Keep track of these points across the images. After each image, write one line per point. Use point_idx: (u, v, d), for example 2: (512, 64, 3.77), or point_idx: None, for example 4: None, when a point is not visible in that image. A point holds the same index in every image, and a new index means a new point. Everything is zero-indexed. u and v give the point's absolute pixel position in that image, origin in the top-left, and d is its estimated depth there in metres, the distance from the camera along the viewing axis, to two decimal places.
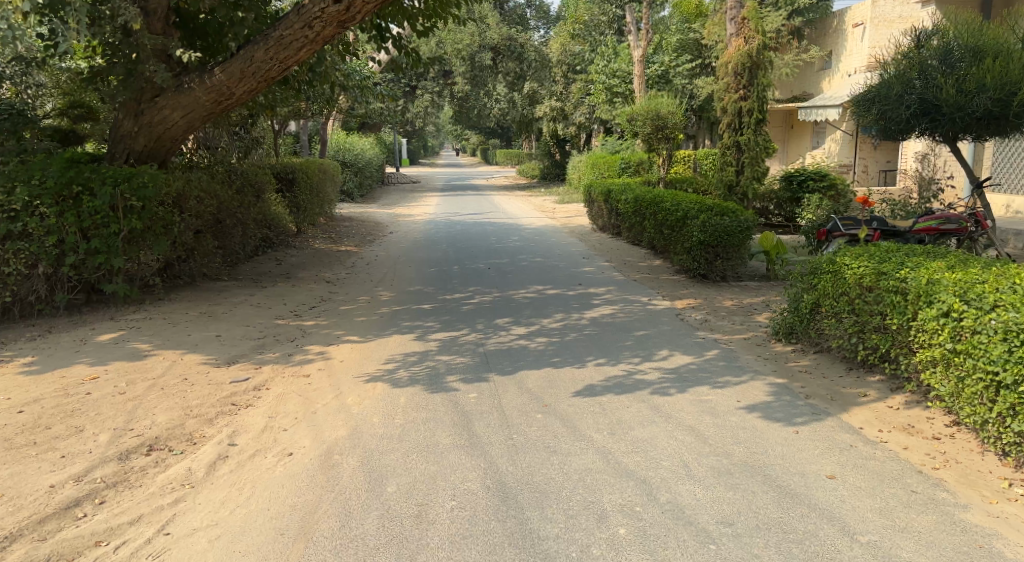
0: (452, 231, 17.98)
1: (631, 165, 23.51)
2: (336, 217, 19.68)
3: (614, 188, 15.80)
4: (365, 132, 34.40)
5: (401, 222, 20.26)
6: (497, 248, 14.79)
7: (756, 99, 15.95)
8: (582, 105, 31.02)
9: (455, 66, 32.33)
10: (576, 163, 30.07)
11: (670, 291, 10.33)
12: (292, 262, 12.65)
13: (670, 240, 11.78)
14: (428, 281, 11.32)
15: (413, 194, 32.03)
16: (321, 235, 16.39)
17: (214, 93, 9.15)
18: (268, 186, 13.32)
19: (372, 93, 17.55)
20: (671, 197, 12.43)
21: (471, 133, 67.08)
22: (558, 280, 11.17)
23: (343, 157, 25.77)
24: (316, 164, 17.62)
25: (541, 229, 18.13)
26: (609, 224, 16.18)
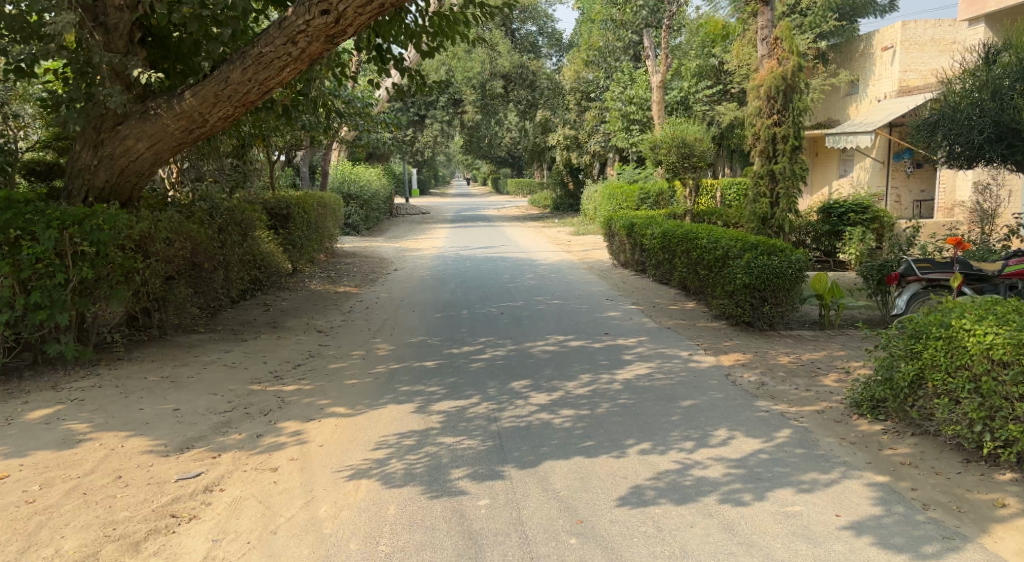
0: (462, 268, 16.70)
1: (651, 195, 22.49)
2: (337, 252, 18.44)
3: (637, 221, 14.48)
4: (372, 162, 33.33)
5: (406, 257, 19.00)
6: (510, 288, 13.45)
7: (791, 125, 14.69)
8: (597, 134, 29.78)
9: (465, 94, 31.28)
10: (591, 194, 28.84)
11: (711, 343, 8.95)
12: (282, 307, 11.36)
13: (706, 281, 10.41)
14: (433, 330, 9.98)
15: (422, 226, 30.84)
16: (318, 275, 15.11)
17: (184, 120, 7.93)
18: (256, 223, 12.06)
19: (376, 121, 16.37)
20: (706, 233, 11.10)
21: (483, 162, 66.13)
22: (580, 329, 9.79)
23: (347, 189, 24.63)
24: (314, 196, 16.37)
25: (558, 266, 16.80)
26: (631, 261, 14.85)
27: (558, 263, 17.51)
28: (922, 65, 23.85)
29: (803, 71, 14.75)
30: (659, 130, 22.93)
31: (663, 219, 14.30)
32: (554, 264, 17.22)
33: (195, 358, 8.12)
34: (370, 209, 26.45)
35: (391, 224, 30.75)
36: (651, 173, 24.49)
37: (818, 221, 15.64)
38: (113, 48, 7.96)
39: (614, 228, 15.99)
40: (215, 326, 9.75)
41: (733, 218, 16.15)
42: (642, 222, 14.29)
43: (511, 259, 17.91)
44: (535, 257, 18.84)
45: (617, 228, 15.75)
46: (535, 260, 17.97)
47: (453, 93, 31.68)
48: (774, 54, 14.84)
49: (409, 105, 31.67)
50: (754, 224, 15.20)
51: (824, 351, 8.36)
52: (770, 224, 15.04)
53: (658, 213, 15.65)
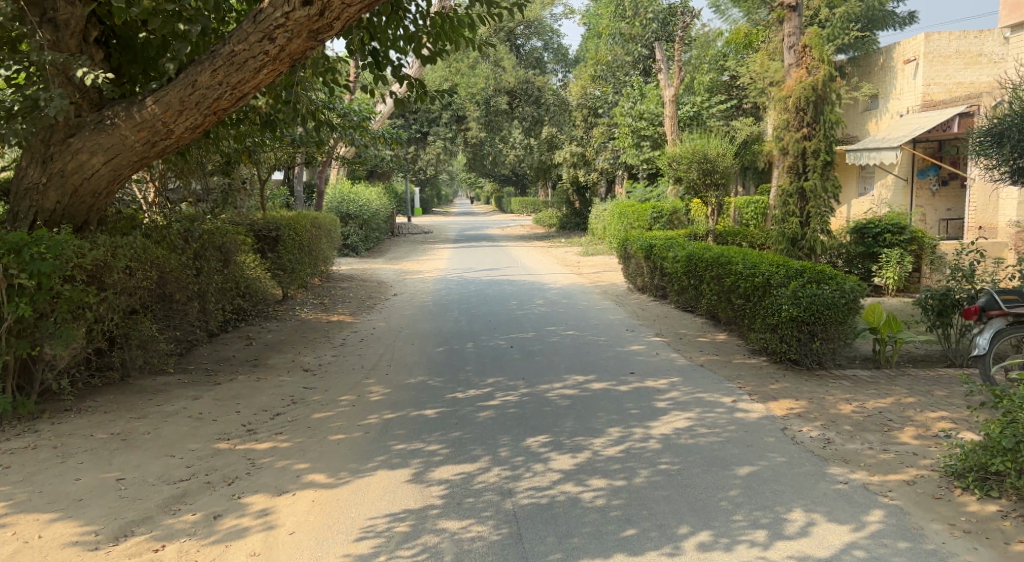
0: (466, 292, 15.56)
1: (663, 215, 21.28)
2: (333, 276, 17.32)
3: (655, 242, 13.34)
4: (373, 180, 32.30)
5: (407, 280, 17.87)
6: (519, 316, 12.31)
7: (823, 138, 13.56)
8: (605, 150, 28.71)
9: (468, 111, 30.28)
10: (599, 213, 27.72)
11: (755, 385, 7.77)
12: (267, 341, 10.20)
13: (744, 312, 9.26)
14: (436, 368, 8.84)
15: (424, 246, 29.76)
16: (311, 300, 13.98)
17: (145, 131, 6.81)
18: (240, 247, 10.93)
19: (374, 136, 15.28)
20: (738, 255, 9.95)
21: (487, 181, 65.14)
22: (601, 366, 8.62)
23: (346, 209, 23.55)
24: (306, 216, 15.24)
25: (570, 290, 15.65)
26: (650, 286, 13.71)
27: (569, 286, 16.36)
28: (947, 78, 22.73)
29: (835, 81, 13.66)
30: (673, 146, 21.85)
31: (685, 241, 13.17)
32: (565, 288, 16.08)
33: (157, 407, 6.97)
34: (370, 230, 25.37)
35: (392, 244, 29.65)
36: (664, 192, 23.39)
37: (850, 242, 14.49)
38: (63, 49, 6.85)
39: (629, 250, 14.84)
40: (187, 366, 8.61)
41: (759, 238, 15.01)
42: (662, 243, 13.15)
43: (519, 283, 16.77)
44: (544, 280, 17.70)
45: (632, 249, 14.60)
46: (545, 284, 16.82)
47: (456, 109, 30.67)
48: (803, 63, 13.77)
49: (411, 121, 30.67)
50: (782, 244, 14.07)
51: (890, 397, 7.20)
52: (800, 245, 13.90)
53: (677, 234, 14.52)
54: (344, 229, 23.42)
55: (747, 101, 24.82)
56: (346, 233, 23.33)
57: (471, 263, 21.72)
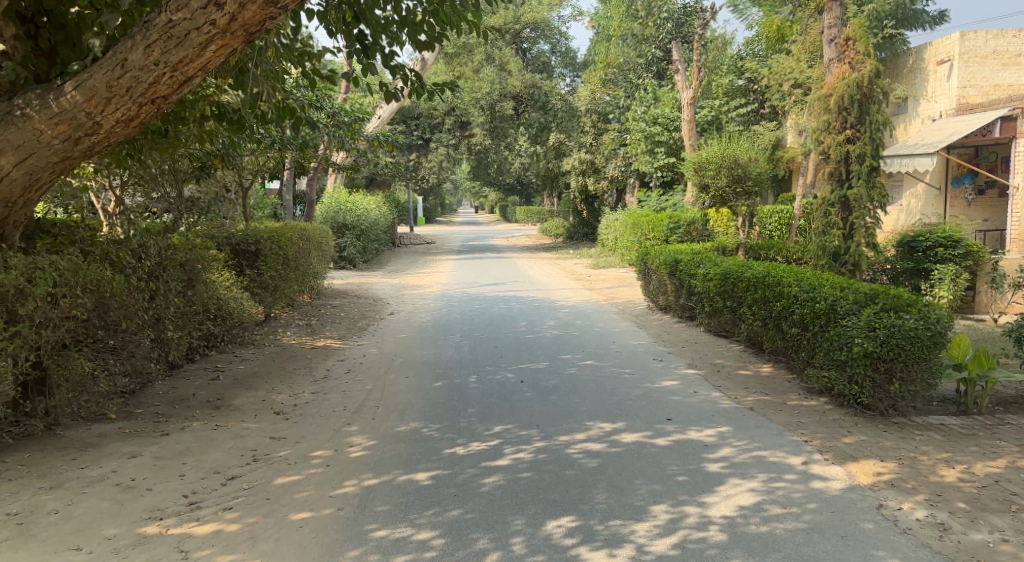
0: (470, 310, 14.16)
1: (681, 225, 19.92)
2: (325, 291, 15.92)
3: (680, 257, 11.88)
4: (373, 189, 30.91)
5: (406, 296, 16.47)
6: (529, 342, 10.85)
7: (869, 141, 12.15)
8: (616, 158, 27.22)
9: (473, 116, 28.91)
10: (609, 223, 26.30)
11: (824, 438, 6.35)
12: (237, 376, 8.77)
13: (798, 344, 7.86)
14: (435, 409, 7.41)
15: (427, 258, 28.34)
16: (296, 320, 12.56)
17: (65, 124, 5.38)
18: (209, 264, 9.52)
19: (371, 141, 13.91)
20: (790, 274, 8.52)
21: (491, 190, 63.70)
22: (632, 410, 7.19)
23: (344, 219, 22.17)
24: (294, 227, 13.82)
25: (585, 308, 14.22)
26: (674, 305, 12.26)
27: (582, 303, 14.94)
28: (983, 81, 21.33)
29: (881, 77, 12.26)
30: (691, 153, 20.45)
31: (714, 255, 11.74)
32: (579, 305, 14.62)
33: (79, 469, 5.55)
34: (368, 241, 23.97)
35: (393, 255, 28.24)
36: (681, 201, 21.95)
37: (896, 257, 13.04)
38: None
39: (648, 264, 13.42)
40: (133, 409, 7.19)
41: (794, 252, 13.54)
42: (688, 257, 11.70)
43: (528, 300, 15.35)
44: (554, 296, 16.26)
45: (651, 262, 13.14)
46: (556, 301, 15.39)
47: (459, 115, 29.26)
48: (845, 58, 12.35)
49: (412, 127, 29.27)
50: (822, 258, 12.62)
51: (1000, 459, 5.76)
52: (843, 260, 12.44)
53: (703, 247, 13.07)
54: (340, 240, 22.03)
55: (768, 104, 23.42)
56: (342, 244, 21.93)
57: (476, 277, 20.28)
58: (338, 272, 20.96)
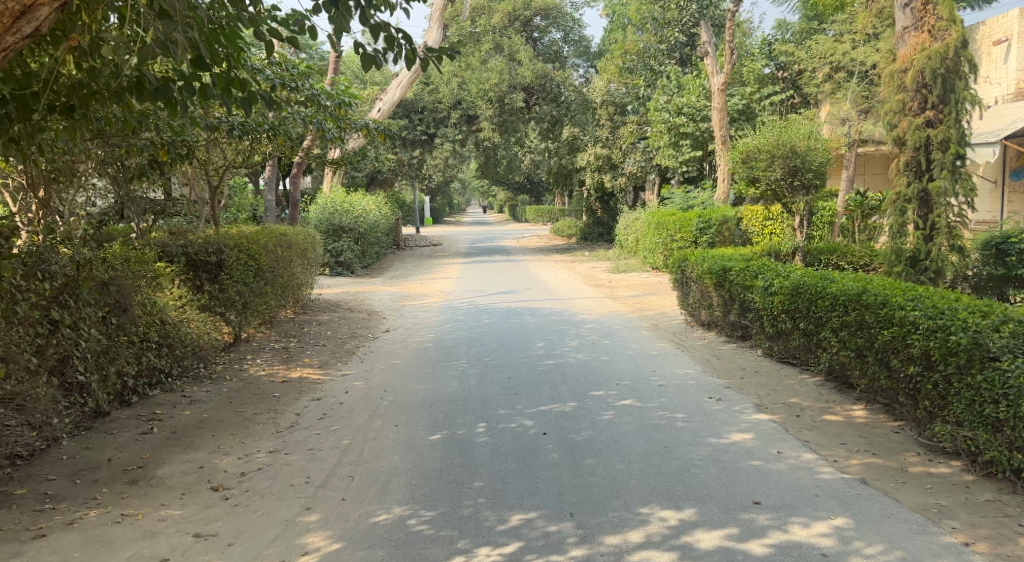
0: (478, 326, 12.22)
1: (711, 224, 18.35)
2: (314, 304, 14.01)
3: (729, 263, 9.89)
4: (374, 188, 28.94)
5: (405, 308, 14.52)
6: (551, 371, 8.84)
7: (954, 124, 10.13)
8: (635, 152, 25.18)
9: (480, 109, 26.85)
10: (629, 222, 24.33)
11: (990, 542, 4.43)
12: (181, 425, 6.83)
13: (919, 391, 5.87)
14: (430, 482, 5.48)
15: (432, 262, 26.39)
16: (272, 342, 10.56)
17: None
18: (148, 280, 7.58)
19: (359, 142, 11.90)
20: (896, 293, 6.51)
21: (500, 188, 61.59)
22: (701, 485, 5.28)
23: (341, 221, 20.28)
24: (272, 231, 11.81)
25: (613, 323, 12.24)
26: (721, 322, 10.29)
27: (606, 317, 12.94)
28: None
29: (969, 47, 10.21)
30: (724, 145, 18.41)
31: (773, 262, 9.76)
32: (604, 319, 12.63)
33: None
34: (368, 244, 22.05)
35: (395, 259, 26.31)
36: (711, 198, 19.92)
37: (983, 262, 11.00)
38: None
39: (685, 271, 11.43)
40: (16, 487, 5.27)
41: (859, 257, 11.50)
42: (740, 264, 9.72)
43: (545, 313, 13.36)
44: (573, 307, 14.29)
45: (690, 270, 11.16)
46: (577, 313, 13.42)
47: (465, 108, 27.23)
48: (923, 24, 10.28)
49: (415, 122, 27.23)
50: (896, 265, 10.61)
51: None
52: (922, 266, 10.44)
53: (753, 253, 11.08)
54: (335, 243, 20.12)
55: (805, 91, 21.33)
56: (338, 247, 20.03)
57: (486, 284, 18.31)
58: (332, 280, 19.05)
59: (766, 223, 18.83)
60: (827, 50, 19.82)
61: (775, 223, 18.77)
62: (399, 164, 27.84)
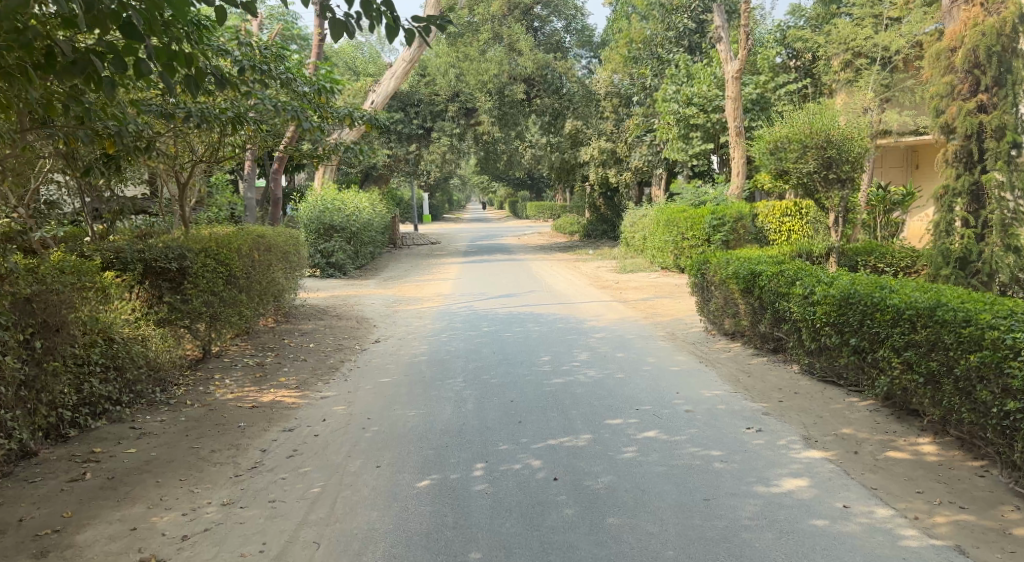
0: (478, 335, 11.15)
1: (725, 222, 17.38)
2: (300, 310, 12.94)
3: (760, 268, 8.78)
4: (368, 185, 27.79)
5: (399, 314, 13.45)
6: (559, 392, 7.74)
7: (1009, 109, 9.04)
8: (642, 145, 24.10)
9: (478, 102, 25.72)
10: (635, 219, 23.26)
11: None
12: (123, 467, 5.75)
13: (1018, 430, 4.81)
14: (414, 555, 4.39)
15: (430, 261, 25.30)
16: (246, 356, 9.43)
17: None
18: (88, 293, 6.48)
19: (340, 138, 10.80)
20: (982, 309, 5.45)
21: (499, 183, 60.44)
22: (757, 556, 4.24)
23: (332, 220, 19.16)
24: (248, 233, 10.65)
25: (624, 331, 11.13)
26: (749, 333, 9.23)
27: (617, 324, 11.85)
28: None
29: None
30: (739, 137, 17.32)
31: (809, 266, 8.65)
32: (615, 327, 11.53)
33: None
34: (361, 244, 20.93)
35: (391, 258, 25.20)
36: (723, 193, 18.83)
37: None
38: None
39: (705, 274, 10.33)
40: None
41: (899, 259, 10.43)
42: (772, 269, 8.62)
43: (551, 320, 12.26)
44: (580, 312, 13.23)
45: (711, 274, 10.06)
46: (584, 319, 12.33)
47: (464, 100, 26.12)
48: None
49: (411, 115, 26.09)
50: (943, 268, 9.55)
51: None
52: (973, 269, 9.34)
53: (781, 255, 9.98)
54: (326, 243, 19.03)
55: (822, 80, 20.21)
56: (329, 248, 18.96)
57: (486, 286, 17.20)
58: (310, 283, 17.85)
59: (780, 220, 17.70)
60: (846, 35, 18.68)
61: (792, 220, 17.64)
62: (394, 159, 26.70)
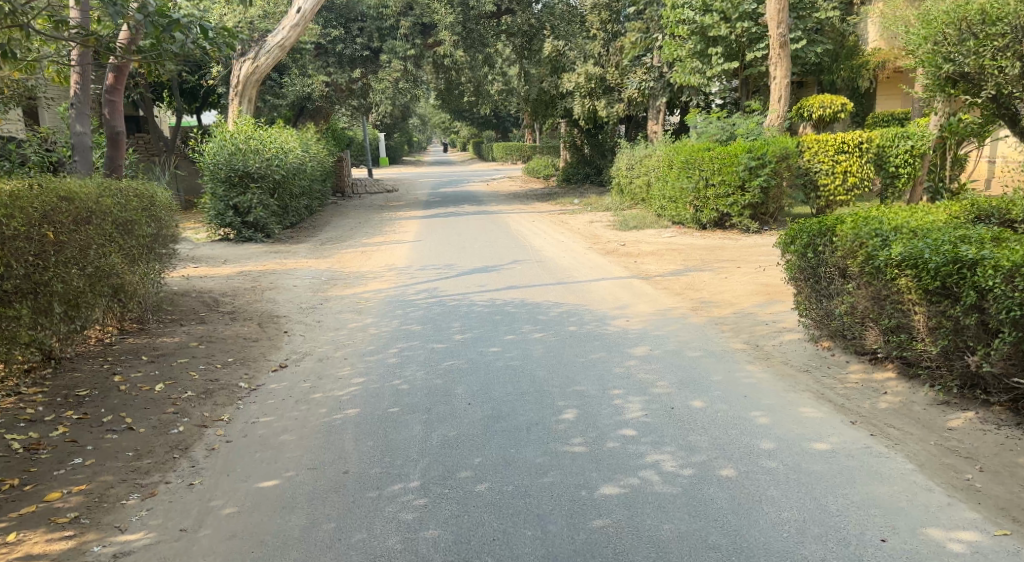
0: (450, 352, 7.01)
1: (762, 161, 13.32)
2: (177, 303, 8.66)
3: (978, 255, 4.77)
4: (303, 121, 22.97)
5: (331, 305, 9.29)
6: (625, 542, 3.67)
7: None
8: (639, 69, 19.96)
9: (438, 15, 21.26)
10: (633, 159, 19.22)
11: None
12: None
13: None
14: None
15: (383, 214, 20.98)
16: (12, 429, 5.00)
17: None
18: None
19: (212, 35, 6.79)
20: None
21: (460, 122, 55.39)
22: None
23: (247, 165, 14.65)
24: (47, 188, 6.12)
25: (676, 340, 7.01)
26: (930, 364, 5.22)
27: (657, 323, 7.73)
28: None
29: None
30: (779, 45, 13.57)
31: None
32: (659, 329, 7.41)
33: None
34: (291, 196, 16.51)
35: (335, 212, 20.86)
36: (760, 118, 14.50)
37: None
38: None
39: (823, 253, 6.22)
40: None
41: None
42: (1003, 257, 4.68)
43: (554, 319, 8.11)
44: (588, 297, 9.08)
45: (839, 254, 5.98)
46: (604, 314, 8.22)
47: (419, 14, 21.72)
48: None
49: (354, 33, 21.49)
50: None
51: None
52: None
53: (957, 219, 5.97)
54: (241, 196, 14.71)
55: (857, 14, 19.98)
56: (245, 202, 14.69)
57: (451, 254, 12.97)
58: (216, 250, 13.73)
59: (832, 157, 13.64)
60: None
61: (849, 158, 13.63)
62: (333, 89, 21.97)
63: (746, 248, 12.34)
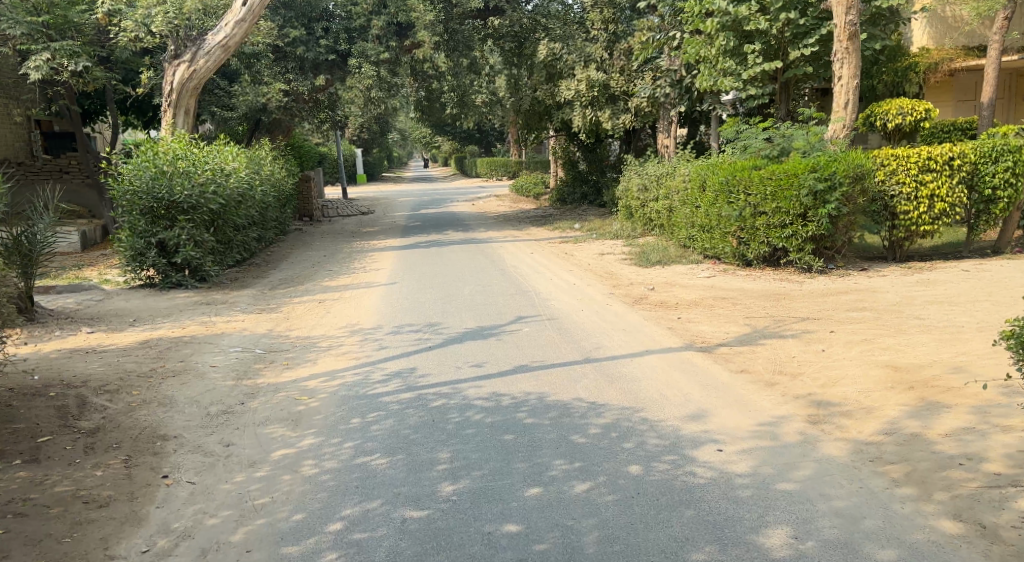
0: (439, 537, 4.05)
1: (829, 182, 10.38)
2: (12, 422, 5.82)
3: None
4: (260, 136, 19.98)
5: (258, 409, 6.42)
6: None
7: None
8: (650, 75, 17.21)
9: (416, 13, 18.40)
10: (645, 178, 16.40)
11: None
12: None
13: None
14: None
15: (354, 243, 18.00)
16: None
17: None
18: None
19: None
20: None
21: (441, 138, 52.51)
22: None
23: (173, 194, 11.83)
24: None
25: (833, 512, 4.04)
26: None
27: (777, 463, 4.72)
28: None
29: None
30: (844, 28, 10.77)
31: None
32: (787, 480, 4.42)
33: None
34: (234, 229, 13.60)
35: (298, 242, 17.89)
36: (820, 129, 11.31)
37: None
38: None
39: None
40: None
41: None
42: None
43: (598, 444, 5.08)
44: (643, 395, 6.06)
45: None
46: (679, 433, 5.21)
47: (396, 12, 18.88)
48: None
49: (317, 34, 18.56)
50: None
51: None
52: None
53: None
54: (167, 230, 11.94)
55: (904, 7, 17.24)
56: (172, 238, 11.93)
57: (433, 306, 10.04)
58: (133, 302, 11.23)
59: (914, 177, 10.68)
60: None
61: (938, 178, 10.66)
62: (294, 99, 18.88)
63: (819, 299, 9.46)
